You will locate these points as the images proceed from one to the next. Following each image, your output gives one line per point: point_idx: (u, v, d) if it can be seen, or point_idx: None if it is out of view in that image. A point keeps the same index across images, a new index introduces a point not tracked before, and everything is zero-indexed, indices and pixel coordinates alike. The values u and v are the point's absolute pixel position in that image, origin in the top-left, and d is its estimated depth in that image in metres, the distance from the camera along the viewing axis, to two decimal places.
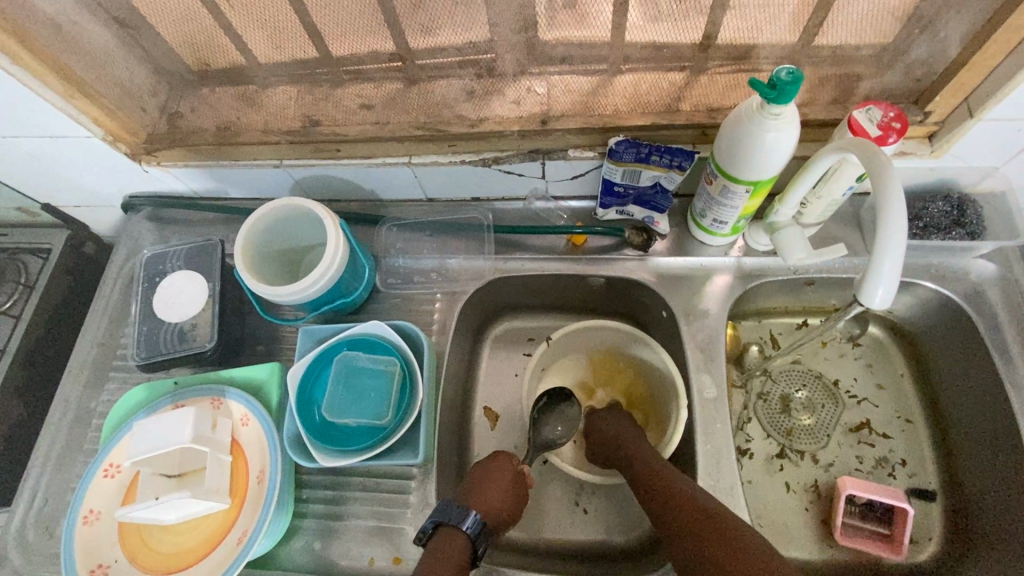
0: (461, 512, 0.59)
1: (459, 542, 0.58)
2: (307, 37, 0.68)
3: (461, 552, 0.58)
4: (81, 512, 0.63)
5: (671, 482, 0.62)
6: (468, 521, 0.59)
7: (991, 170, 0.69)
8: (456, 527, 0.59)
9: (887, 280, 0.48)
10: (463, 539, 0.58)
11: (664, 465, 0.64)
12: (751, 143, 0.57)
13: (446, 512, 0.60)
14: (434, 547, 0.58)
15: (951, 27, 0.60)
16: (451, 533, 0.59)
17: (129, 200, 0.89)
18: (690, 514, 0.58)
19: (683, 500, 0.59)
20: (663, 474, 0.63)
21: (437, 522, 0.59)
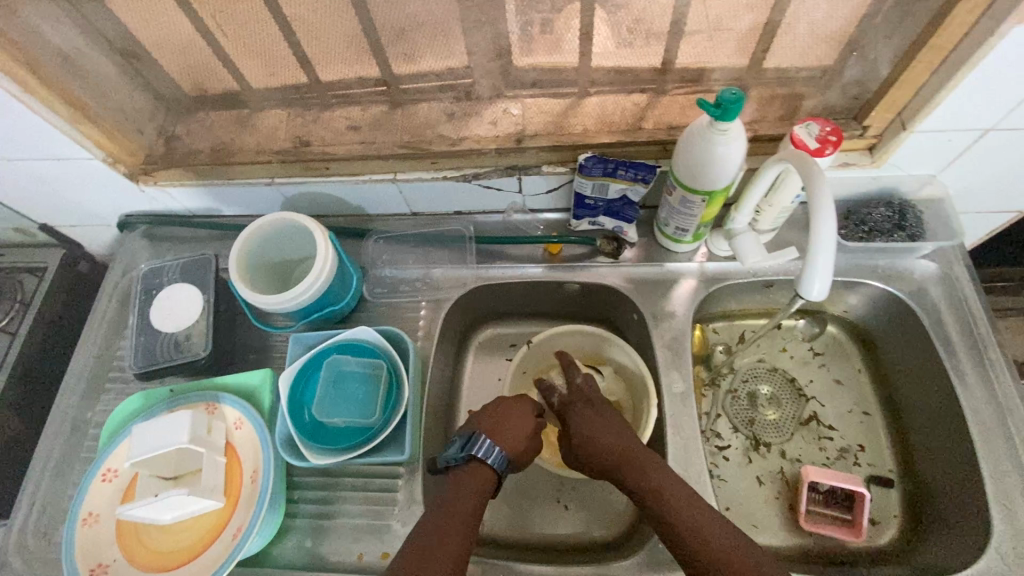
0: (489, 448, 0.66)
1: (484, 474, 0.65)
2: (297, 65, 0.74)
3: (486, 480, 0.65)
4: (82, 514, 0.67)
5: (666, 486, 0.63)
6: (494, 457, 0.66)
7: (929, 178, 0.76)
8: (484, 461, 0.66)
9: (821, 275, 0.54)
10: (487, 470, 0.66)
11: (659, 467, 0.65)
12: (704, 157, 0.62)
13: (474, 445, 0.66)
14: (461, 475, 0.65)
15: (879, 51, 0.67)
16: (478, 465, 0.66)
17: (125, 219, 0.93)
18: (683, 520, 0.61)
19: (676, 504, 0.62)
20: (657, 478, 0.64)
21: (467, 454, 0.66)
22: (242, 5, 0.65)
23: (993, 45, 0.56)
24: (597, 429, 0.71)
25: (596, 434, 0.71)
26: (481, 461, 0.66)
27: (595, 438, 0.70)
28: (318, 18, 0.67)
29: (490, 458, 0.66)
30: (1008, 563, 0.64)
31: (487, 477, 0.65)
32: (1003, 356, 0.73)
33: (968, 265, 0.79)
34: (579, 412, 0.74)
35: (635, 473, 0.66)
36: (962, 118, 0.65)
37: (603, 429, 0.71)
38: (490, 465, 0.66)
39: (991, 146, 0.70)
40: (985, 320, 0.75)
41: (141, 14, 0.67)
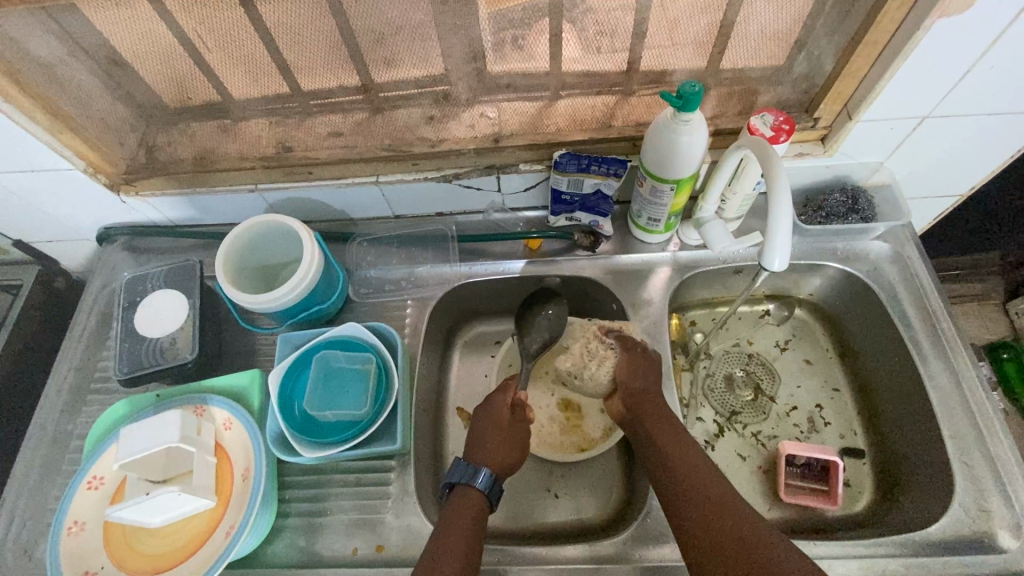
0: (474, 472, 0.68)
1: (477, 498, 0.66)
2: (279, 72, 0.75)
3: (478, 504, 0.66)
4: (66, 523, 0.66)
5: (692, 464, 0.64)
6: (481, 479, 0.67)
7: (878, 165, 0.82)
8: (473, 485, 0.67)
9: (780, 250, 0.58)
10: (475, 495, 0.67)
11: (687, 443, 0.67)
12: (669, 146, 0.66)
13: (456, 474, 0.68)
14: (454, 504, 0.66)
15: (824, 48, 0.73)
16: (468, 491, 0.67)
17: (105, 231, 0.93)
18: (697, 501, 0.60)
19: (694, 483, 0.62)
20: (683, 458, 0.65)
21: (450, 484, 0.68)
22: (226, 14, 0.65)
23: (920, 38, 0.62)
24: (649, 382, 0.73)
25: (653, 384, 0.74)
26: (473, 487, 0.67)
27: (647, 396, 0.72)
28: (297, 24, 0.67)
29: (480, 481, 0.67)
30: (971, 514, 0.68)
31: (476, 501, 0.66)
32: (953, 325, 0.79)
33: (918, 243, 0.85)
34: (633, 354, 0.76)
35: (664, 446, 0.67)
36: (901, 105, 0.71)
37: (655, 383, 0.74)
38: (478, 488, 0.67)
39: (930, 133, 0.76)
40: (937, 293, 0.81)
41: (125, 23, 0.66)
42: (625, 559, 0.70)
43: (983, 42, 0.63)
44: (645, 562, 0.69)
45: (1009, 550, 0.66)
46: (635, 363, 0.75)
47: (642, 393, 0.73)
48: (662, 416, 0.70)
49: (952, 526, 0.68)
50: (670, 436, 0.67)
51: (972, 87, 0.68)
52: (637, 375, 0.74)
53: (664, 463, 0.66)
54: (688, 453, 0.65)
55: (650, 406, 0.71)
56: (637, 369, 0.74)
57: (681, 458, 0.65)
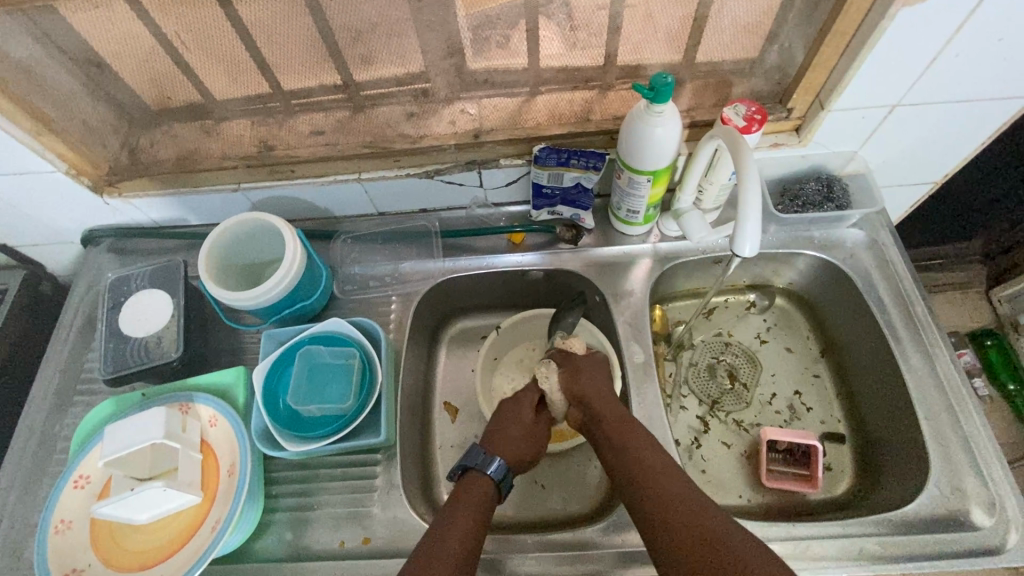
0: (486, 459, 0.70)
1: (483, 487, 0.68)
2: (259, 71, 0.75)
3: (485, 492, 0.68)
4: (53, 522, 0.67)
5: (649, 464, 0.65)
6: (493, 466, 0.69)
7: (852, 155, 0.84)
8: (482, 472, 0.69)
9: (751, 237, 0.60)
10: (484, 481, 0.69)
11: (644, 444, 0.67)
12: (644, 137, 0.68)
13: (471, 458, 0.71)
14: (461, 488, 0.68)
15: (795, 40, 0.74)
16: (477, 476, 0.69)
17: (90, 233, 0.93)
18: (660, 500, 0.61)
19: (657, 483, 0.63)
20: (646, 458, 0.66)
21: (465, 467, 0.70)
22: (203, 12, 0.66)
23: (885, 27, 0.63)
24: (597, 382, 0.75)
25: (601, 384, 0.75)
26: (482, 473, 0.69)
27: (602, 399, 0.73)
28: (275, 22, 0.68)
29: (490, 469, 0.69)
30: (946, 493, 0.70)
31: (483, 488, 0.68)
32: (928, 310, 0.80)
33: (893, 231, 0.86)
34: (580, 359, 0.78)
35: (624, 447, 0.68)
36: (871, 93, 0.73)
37: (603, 383, 0.75)
38: (489, 475, 0.69)
39: (901, 122, 0.78)
40: (911, 279, 0.83)
41: (104, 24, 0.66)
42: (610, 545, 0.71)
43: (947, 30, 0.64)
44: (629, 547, 0.70)
45: (983, 528, 0.67)
46: (582, 368, 0.77)
47: (596, 397, 0.73)
48: (618, 417, 0.71)
49: (927, 505, 0.69)
50: (628, 437, 0.68)
51: (939, 75, 0.70)
52: (587, 378, 0.75)
53: (626, 462, 0.66)
54: (647, 454, 0.66)
55: (598, 407, 0.73)
56: (584, 373, 0.76)
57: (642, 458, 0.66)
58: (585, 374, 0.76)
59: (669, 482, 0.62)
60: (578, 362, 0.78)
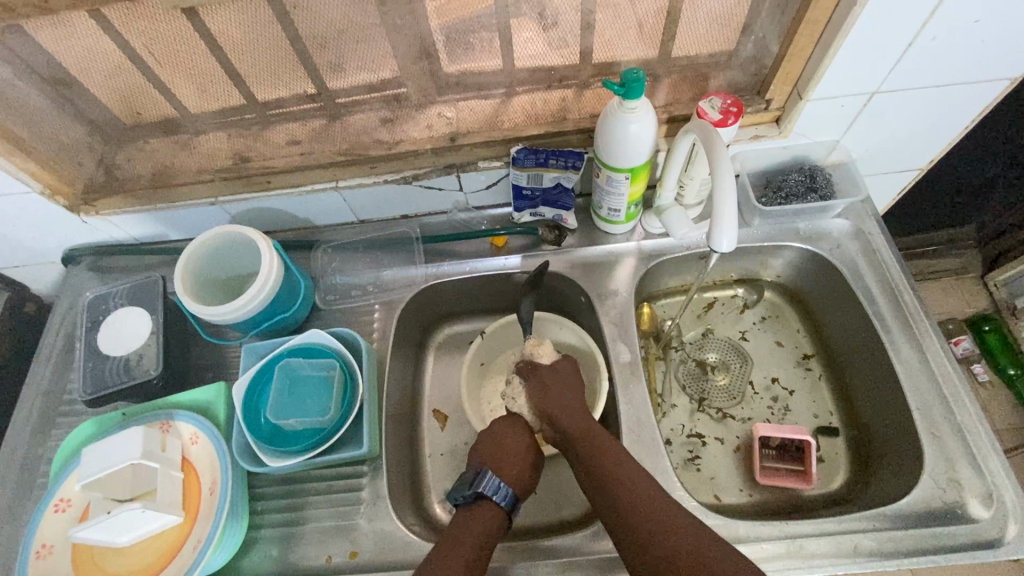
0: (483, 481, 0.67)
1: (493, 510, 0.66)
2: (231, 83, 0.74)
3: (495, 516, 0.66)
4: (34, 547, 0.66)
5: (622, 476, 0.65)
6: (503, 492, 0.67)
7: (833, 144, 0.83)
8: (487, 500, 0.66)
9: (728, 233, 0.60)
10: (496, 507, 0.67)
11: (616, 455, 0.67)
12: (618, 136, 0.67)
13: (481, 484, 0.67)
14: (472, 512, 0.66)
15: (769, 30, 0.73)
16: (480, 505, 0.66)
17: (70, 252, 0.93)
18: (633, 508, 0.62)
19: (628, 493, 0.63)
20: (618, 470, 0.65)
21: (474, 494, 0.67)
22: (167, 24, 0.64)
23: (859, 13, 0.63)
24: (568, 399, 0.73)
25: (572, 401, 0.73)
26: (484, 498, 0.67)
27: (570, 417, 0.71)
28: (242, 34, 0.66)
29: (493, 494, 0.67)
30: (941, 486, 0.68)
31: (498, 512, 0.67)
32: (917, 299, 0.79)
33: (879, 220, 0.85)
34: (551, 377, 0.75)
35: (594, 459, 0.67)
36: (849, 81, 0.72)
37: (574, 398, 0.73)
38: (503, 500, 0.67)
39: (880, 110, 0.77)
40: (900, 268, 0.81)
41: (69, 40, 0.65)
42: (603, 550, 0.69)
43: (921, 15, 0.63)
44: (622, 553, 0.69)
45: (981, 520, 0.66)
46: (550, 382, 0.75)
47: (564, 415, 0.72)
48: (585, 430, 0.70)
49: (923, 498, 0.68)
50: (599, 448, 0.68)
51: (916, 60, 0.69)
52: (553, 394, 0.73)
53: (598, 475, 0.66)
54: (619, 465, 0.66)
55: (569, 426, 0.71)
56: (551, 390, 0.74)
57: (612, 470, 0.66)
58: (551, 393, 0.74)
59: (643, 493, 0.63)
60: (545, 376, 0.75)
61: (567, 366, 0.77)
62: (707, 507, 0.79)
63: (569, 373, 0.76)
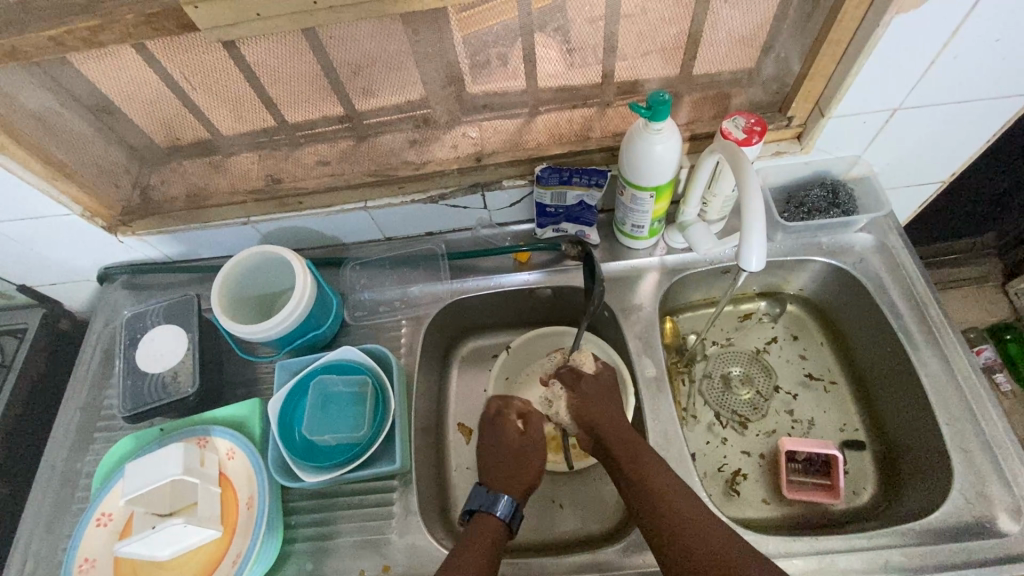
0: (494, 500, 0.70)
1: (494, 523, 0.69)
2: (264, 108, 0.76)
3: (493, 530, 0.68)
4: (77, 561, 0.68)
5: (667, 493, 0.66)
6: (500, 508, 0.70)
7: (855, 159, 0.83)
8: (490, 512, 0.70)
9: (757, 250, 0.61)
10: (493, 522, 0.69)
11: (661, 470, 0.69)
12: (644, 156, 0.68)
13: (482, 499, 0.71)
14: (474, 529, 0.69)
15: (791, 49, 0.74)
16: (487, 517, 0.69)
17: (105, 271, 0.95)
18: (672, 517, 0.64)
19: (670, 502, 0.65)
20: (662, 485, 0.67)
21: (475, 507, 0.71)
22: (206, 56, 0.66)
23: (881, 34, 0.64)
24: (605, 401, 0.78)
25: (610, 406, 0.77)
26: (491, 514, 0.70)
27: (612, 421, 0.75)
28: (277, 63, 0.68)
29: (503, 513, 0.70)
30: (970, 499, 0.68)
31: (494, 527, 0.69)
32: (942, 311, 0.79)
33: (902, 233, 0.86)
34: (592, 386, 0.79)
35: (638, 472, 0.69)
36: (872, 99, 0.73)
37: (610, 400, 0.78)
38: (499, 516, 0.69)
39: (903, 125, 0.77)
40: (924, 281, 0.82)
41: (112, 71, 0.67)
42: (631, 565, 0.70)
43: (941, 35, 0.64)
44: (652, 568, 0.69)
45: (1010, 534, 0.65)
46: (590, 391, 0.79)
47: (604, 418, 0.76)
48: (624, 441, 0.72)
49: (953, 512, 0.68)
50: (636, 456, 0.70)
51: (938, 78, 0.70)
52: (596, 407, 0.77)
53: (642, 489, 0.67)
54: (663, 478, 0.67)
55: (610, 428, 0.74)
56: (591, 396, 0.78)
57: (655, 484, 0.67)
58: (589, 399, 0.78)
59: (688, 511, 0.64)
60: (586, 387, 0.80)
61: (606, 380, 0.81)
62: (735, 522, 0.79)
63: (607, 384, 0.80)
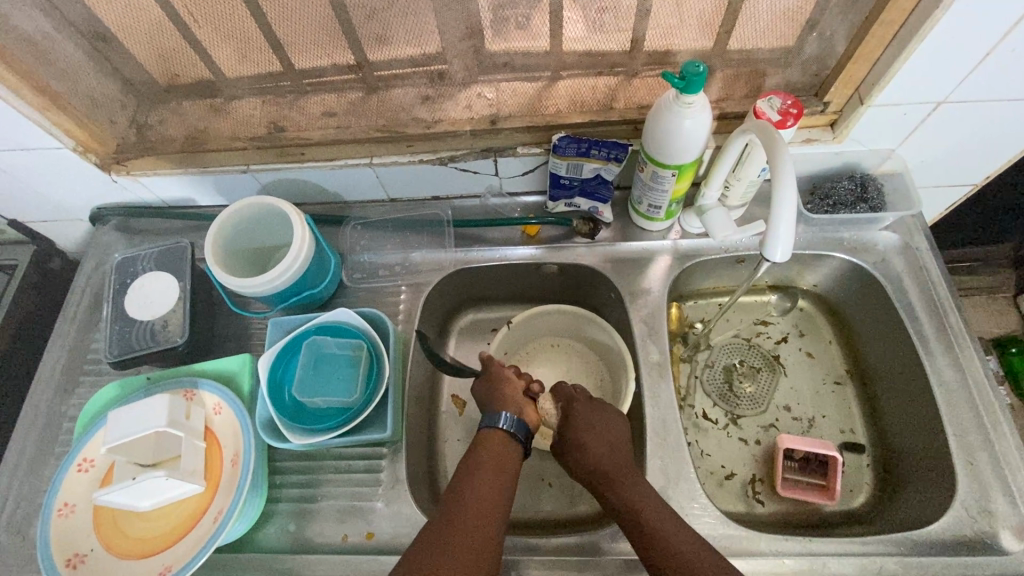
0: (494, 415, 0.67)
1: (503, 440, 0.66)
2: (270, 49, 0.72)
3: (505, 441, 0.66)
4: (56, 505, 0.67)
5: (665, 531, 0.60)
6: (506, 420, 0.67)
7: (889, 152, 0.79)
8: (500, 427, 0.66)
9: (783, 241, 0.58)
10: (502, 433, 0.66)
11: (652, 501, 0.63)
12: (671, 130, 0.64)
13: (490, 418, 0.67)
14: (484, 452, 0.65)
15: (837, 27, 0.69)
16: (493, 433, 0.66)
17: (98, 211, 0.92)
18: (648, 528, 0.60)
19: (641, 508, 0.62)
20: (633, 495, 0.63)
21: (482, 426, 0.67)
22: None
23: (939, 18, 0.59)
24: (601, 419, 0.70)
25: (602, 432, 0.69)
26: (496, 430, 0.66)
27: (605, 428, 0.69)
28: None
29: (509, 423, 0.67)
30: (972, 514, 0.67)
31: (505, 441, 0.66)
32: (962, 319, 0.77)
33: (928, 235, 0.83)
34: (581, 415, 0.71)
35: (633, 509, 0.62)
36: (917, 90, 0.68)
37: (606, 417, 0.71)
38: (504, 428, 0.66)
39: (946, 120, 0.73)
40: (946, 286, 0.79)
41: None
42: (619, 552, 0.68)
43: (1004, 24, 0.59)
44: (640, 556, 0.68)
45: (1011, 552, 0.64)
46: (583, 422, 0.70)
47: (593, 433, 0.69)
48: (614, 463, 0.66)
49: (952, 525, 0.66)
50: (628, 491, 0.64)
51: (992, 73, 0.65)
52: (581, 444, 0.68)
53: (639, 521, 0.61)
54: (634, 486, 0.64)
55: (589, 438, 0.68)
56: (580, 421, 0.70)
57: (660, 528, 0.60)
58: (589, 437, 0.68)
59: (692, 563, 0.57)
60: (564, 429, 0.71)
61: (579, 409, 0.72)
62: (726, 514, 0.78)
63: (603, 410, 0.72)
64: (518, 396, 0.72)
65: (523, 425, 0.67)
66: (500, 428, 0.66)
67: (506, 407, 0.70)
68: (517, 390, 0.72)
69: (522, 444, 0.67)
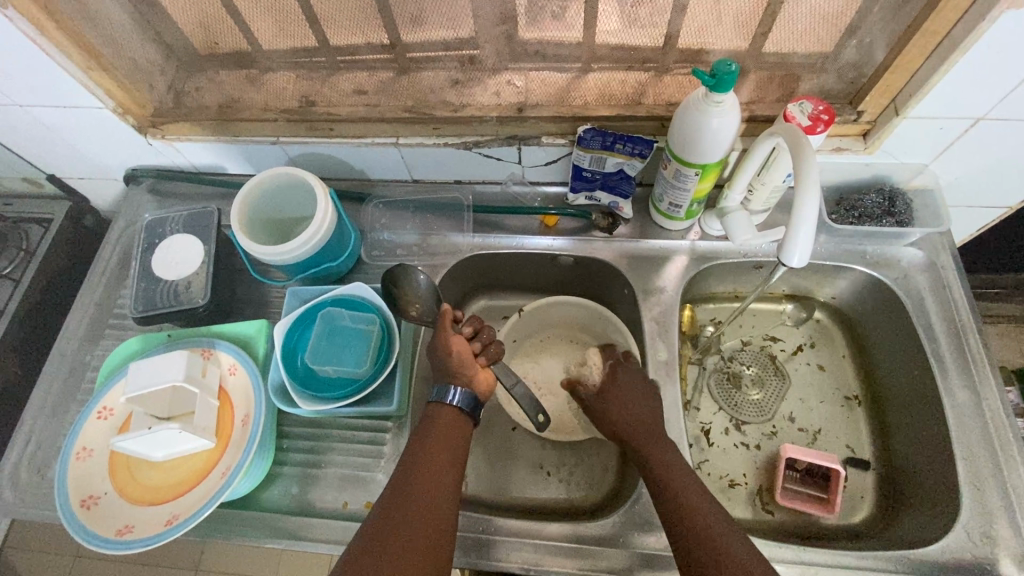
0: (444, 390, 0.68)
1: (455, 415, 0.67)
2: (307, 24, 0.74)
3: (452, 416, 0.67)
4: (75, 449, 0.70)
5: (690, 511, 0.60)
6: (456, 396, 0.68)
7: (921, 167, 0.77)
8: (445, 401, 0.68)
9: (801, 247, 0.57)
10: (448, 407, 0.68)
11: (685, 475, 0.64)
12: (698, 128, 0.64)
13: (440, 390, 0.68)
14: (432, 420, 0.67)
15: (877, 34, 0.68)
16: (440, 408, 0.68)
17: (132, 172, 0.95)
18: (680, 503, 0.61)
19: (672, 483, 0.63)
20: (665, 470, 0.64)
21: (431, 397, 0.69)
22: None
23: (985, 30, 0.57)
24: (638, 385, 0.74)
25: (638, 397, 0.72)
26: (442, 404, 0.68)
27: (639, 397, 0.72)
28: None
29: (456, 399, 0.68)
30: (975, 539, 0.66)
31: (460, 415, 0.68)
32: (981, 341, 0.75)
33: (954, 255, 0.81)
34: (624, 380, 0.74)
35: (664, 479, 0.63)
36: (957, 103, 0.66)
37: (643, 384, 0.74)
38: (451, 403, 0.68)
39: (985, 137, 0.71)
40: (968, 308, 0.77)
41: None
42: (612, 544, 0.69)
43: None
44: (632, 549, 0.68)
45: None
46: (623, 388, 0.74)
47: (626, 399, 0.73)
48: (649, 430, 0.69)
49: (953, 548, 0.65)
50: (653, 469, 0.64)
51: None
52: (615, 406, 0.72)
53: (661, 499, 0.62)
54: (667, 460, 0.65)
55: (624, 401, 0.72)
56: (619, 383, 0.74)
57: (691, 502, 0.61)
58: (626, 402, 0.72)
59: (721, 538, 0.57)
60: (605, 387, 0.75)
61: (625, 376, 0.75)
62: None
63: (641, 378, 0.75)
64: (466, 365, 0.70)
65: (470, 400, 0.68)
66: (445, 402, 0.68)
67: (454, 377, 0.69)
68: (467, 358, 0.70)
69: (471, 416, 0.68)
